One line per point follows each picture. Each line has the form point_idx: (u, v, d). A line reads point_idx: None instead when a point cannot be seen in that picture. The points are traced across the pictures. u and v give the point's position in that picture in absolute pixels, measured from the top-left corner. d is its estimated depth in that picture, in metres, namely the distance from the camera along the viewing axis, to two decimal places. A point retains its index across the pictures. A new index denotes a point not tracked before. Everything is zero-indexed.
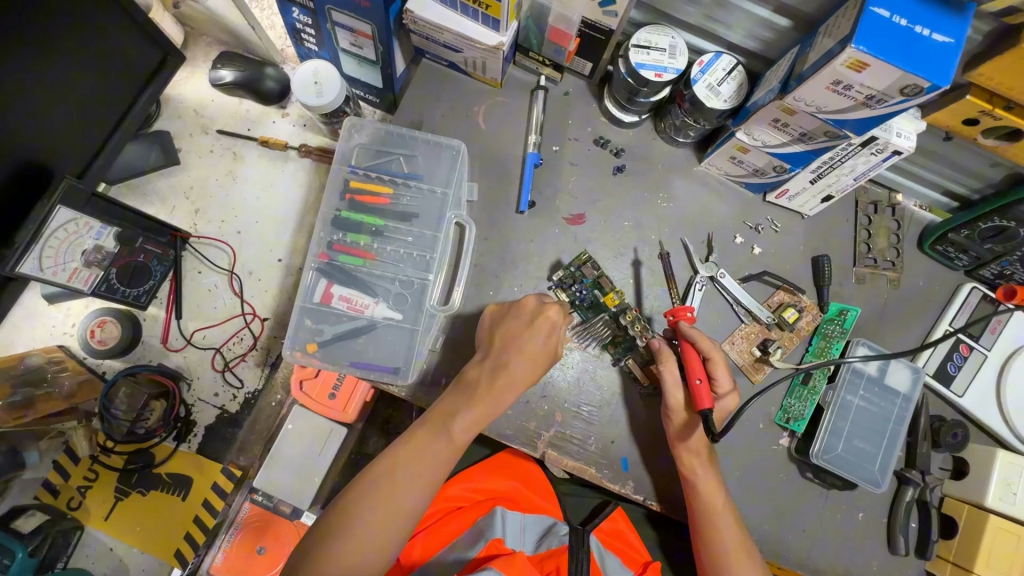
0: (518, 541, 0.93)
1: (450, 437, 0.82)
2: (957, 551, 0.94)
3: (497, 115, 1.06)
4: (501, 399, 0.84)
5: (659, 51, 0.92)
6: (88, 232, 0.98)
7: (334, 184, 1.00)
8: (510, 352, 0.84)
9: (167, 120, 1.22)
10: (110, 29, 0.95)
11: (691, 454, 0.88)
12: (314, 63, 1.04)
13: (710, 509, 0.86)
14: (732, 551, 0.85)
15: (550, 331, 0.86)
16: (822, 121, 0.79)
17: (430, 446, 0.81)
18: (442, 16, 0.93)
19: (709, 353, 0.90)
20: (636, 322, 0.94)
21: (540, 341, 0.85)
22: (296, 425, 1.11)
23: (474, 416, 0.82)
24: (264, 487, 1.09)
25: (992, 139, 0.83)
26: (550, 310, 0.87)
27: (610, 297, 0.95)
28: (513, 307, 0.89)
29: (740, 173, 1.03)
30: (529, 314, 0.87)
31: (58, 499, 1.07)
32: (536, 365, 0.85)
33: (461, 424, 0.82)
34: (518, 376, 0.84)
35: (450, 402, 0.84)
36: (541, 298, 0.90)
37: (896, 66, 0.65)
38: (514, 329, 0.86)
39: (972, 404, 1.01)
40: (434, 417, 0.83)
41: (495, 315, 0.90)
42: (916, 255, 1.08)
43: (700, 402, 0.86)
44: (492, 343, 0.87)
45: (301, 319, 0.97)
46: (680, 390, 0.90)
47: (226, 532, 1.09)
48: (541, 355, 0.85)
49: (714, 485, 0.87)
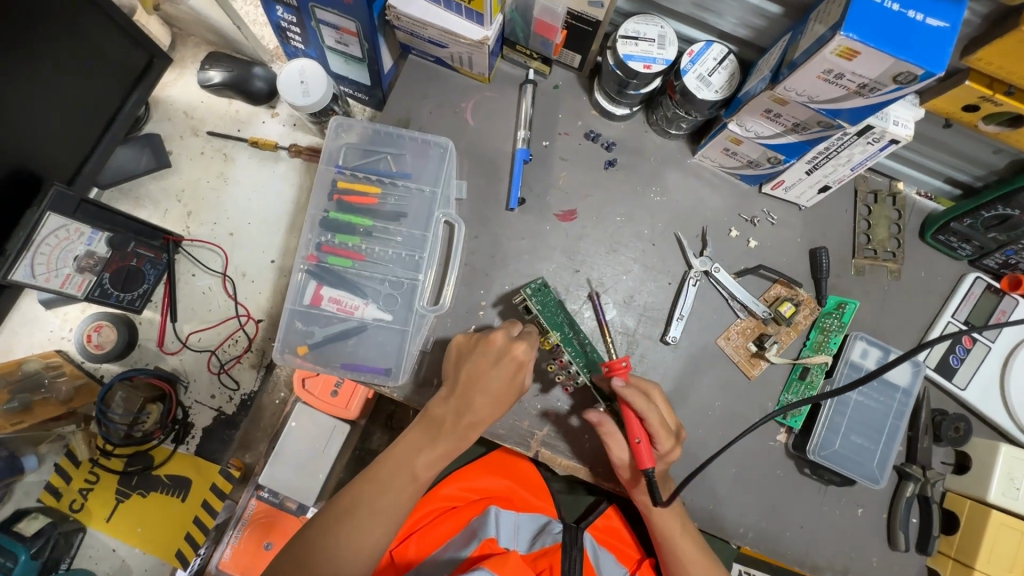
0: (512, 539, 0.94)
1: (414, 474, 0.81)
2: (959, 546, 0.93)
3: (485, 110, 1.04)
4: (464, 439, 0.84)
5: (647, 41, 0.90)
6: (79, 238, 0.99)
7: (322, 185, 1.00)
8: (473, 391, 0.83)
9: (157, 123, 1.21)
10: (96, 34, 0.95)
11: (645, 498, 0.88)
12: (300, 62, 1.03)
13: (667, 535, 0.88)
14: (692, 573, 0.87)
15: (513, 373, 0.84)
16: (815, 111, 0.77)
17: (398, 479, 0.81)
18: (425, 12, 0.92)
19: (646, 413, 0.84)
20: (557, 374, 0.94)
21: (505, 382, 0.83)
22: (300, 422, 1.11)
23: (440, 453, 0.83)
24: (268, 483, 1.09)
25: (994, 126, 0.80)
26: (517, 347, 0.84)
27: (545, 341, 0.94)
28: (480, 342, 0.85)
29: (734, 165, 1.01)
30: (495, 353, 0.84)
31: (61, 502, 1.08)
32: (493, 410, 0.83)
33: (422, 458, 0.82)
34: (488, 403, 0.83)
35: (413, 438, 0.84)
36: (508, 332, 0.86)
37: (888, 54, 0.62)
38: (478, 366, 0.84)
39: (974, 397, 0.98)
40: (391, 454, 0.83)
41: (462, 346, 0.87)
42: (918, 245, 1.06)
43: (642, 462, 0.83)
44: (458, 380, 0.84)
45: (291, 321, 0.97)
46: (621, 446, 0.87)
47: (233, 528, 1.09)
48: (503, 395, 0.83)
49: (668, 510, 0.88)
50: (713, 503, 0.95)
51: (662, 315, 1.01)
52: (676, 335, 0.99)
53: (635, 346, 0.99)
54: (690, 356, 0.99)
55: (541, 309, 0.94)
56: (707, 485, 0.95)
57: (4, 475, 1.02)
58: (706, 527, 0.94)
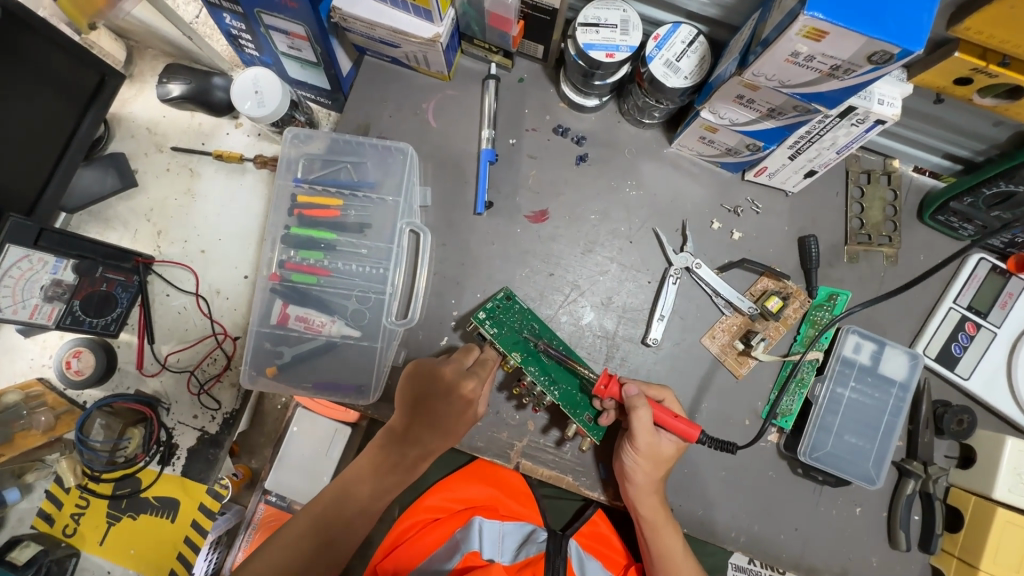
0: (496, 549, 0.91)
1: (361, 505, 0.87)
2: (963, 545, 0.88)
3: (448, 110, 1.00)
4: (413, 470, 0.90)
5: (609, 28, 0.84)
6: (43, 267, 0.94)
7: (282, 200, 0.97)
8: (423, 425, 0.86)
9: (121, 141, 1.19)
10: (42, 61, 0.92)
11: (647, 510, 0.85)
12: (253, 71, 0.99)
13: (665, 557, 0.86)
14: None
15: (463, 409, 0.84)
16: (789, 95, 0.71)
17: (347, 511, 0.87)
18: (372, 11, 0.86)
19: (662, 394, 0.88)
20: (525, 397, 0.89)
21: (454, 417, 0.84)
22: (302, 425, 1.13)
23: (389, 483, 0.89)
24: (274, 488, 1.12)
25: (990, 99, 0.73)
26: (467, 384, 0.83)
27: (505, 364, 0.91)
28: (432, 376, 0.84)
29: (713, 153, 0.95)
30: (444, 388, 0.83)
31: (54, 527, 1.09)
32: (437, 445, 0.86)
33: (367, 489, 0.88)
34: (438, 437, 0.85)
35: (362, 467, 0.88)
36: (461, 364, 0.85)
37: (858, 33, 0.56)
38: (429, 400, 0.84)
39: (979, 387, 0.92)
40: (334, 487, 0.88)
41: (414, 373, 0.86)
42: (916, 227, 0.99)
43: (690, 433, 0.81)
44: (410, 410, 0.86)
45: (259, 342, 0.94)
46: (651, 436, 0.82)
47: (245, 533, 1.13)
48: (454, 428, 0.85)
49: (668, 529, 0.86)
50: (703, 508, 0.92)
51: (643, 316, 0.96)
52: (658, 336, 0.94)
53: (616, 349, 0.95)
54: (673, 358, 0.95)
55: (496, 332, 0.89)
56: (696, 489, 0.92)
57: None
58: (698, 533, 0.91)
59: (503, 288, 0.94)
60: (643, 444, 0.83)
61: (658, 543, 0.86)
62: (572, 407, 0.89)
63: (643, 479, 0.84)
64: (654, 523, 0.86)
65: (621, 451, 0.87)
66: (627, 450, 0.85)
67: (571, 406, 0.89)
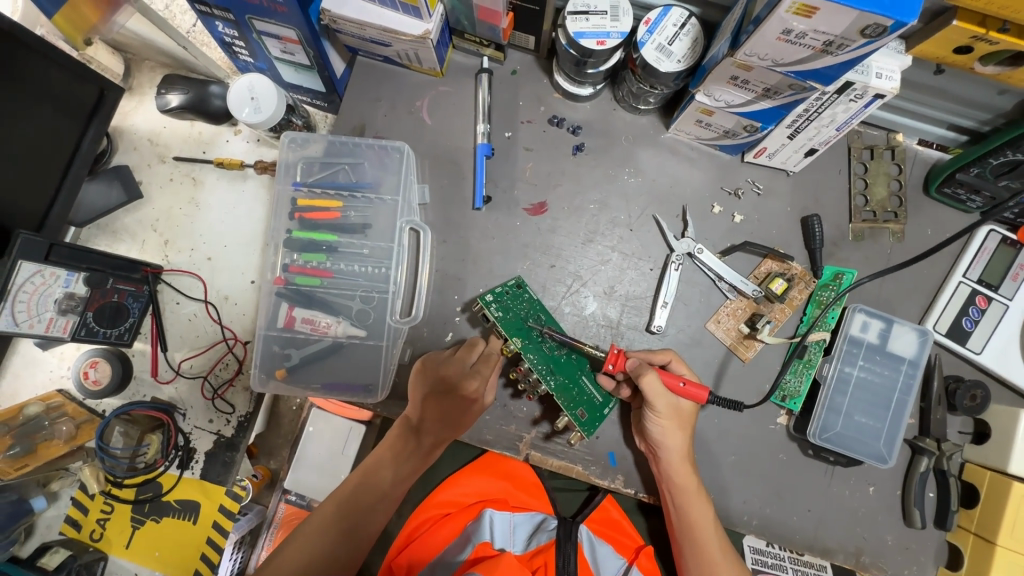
0: (508, 540, 0.92)
1: (383, 492, 0.89)
2: (980, 521, 0.87)
3: (443, 107, 1.00)
4: (429, 457, 0.92)
5: (599, 15, 0.83)
6: (56, 281, 0.95)
7: (281, 204, 0.98)
8: (434, 419, 0.88)
9: (124, 154, 1.21)
10: (45, 79, 0.94)
11: (681, 472, 0.85)
12: (248, 77, 0.99)
13: (691, 525, 0.85)
14: (701, 538, 0.85)
15: (469, 404, 0.86)
16: (782, 74, 0.70)
17: (368, 497, 0.88)
18: (360, 10, 0.86)
19: (667, 357, 0.88)
20: (521, 384, 0.89)
21: (462, 410, 0.87)
22: (317, 425, 1.14)
23: (408, 469, 0.91)
24: (294, 487, 1.14)
25: (992, 66, 0.72)
26: (469, 384, 0.84)
27: (506, 350, 0.90)
28: (437, 376, 0.86)
29: (711, 136, 0.94)
30: (450, 386, 0.84)
31: (82, 532, 1.13)
32: (451, 432, 0.89)
33: (389, 474, 0.90)
34: (450, 427, 0.88)
35: (380, 457, 0.91)
36: (465, 361, 0.86)
37: (850, 7, 0.55)
38: (438, 397, 0.86)
39: (992, 360, 0.91)
40: (357, 475, 0.90)
41: (423, 370, 0.87)
42: (922, 200, 0.97)
43: (699, 396, 0.82)
44: (420, 406, 0.87)
45: (267, 346, 0.96)
46: (665, 402, 0.83)
47: (269, 533, 1.15)
48: (463, 420, 0.88)
49: (697, 495, 0.86)
50: (714, 492, 0.92)
51: (645, 303, 0.96)
52: (662, 323, 0.94)
53: (620, 337, 0.95)
54: (678, 343, 0.95)
55: (501, 316, 0.89)
56: (706, 473, 0.92)
57: (16, 518, 1.08)
58: None
59: (514, 278, 0.94)
60: (659, 412, 0.84)
61: (685, 511, 0.86)
62: (567, 399, 0.88)
63: (673, 441, 0.85)
64: (687, 491, 0.85)
65: (644, 420, 0.87)
66: (649, 418, 0.85)
67: (567, 398, 0.88)
